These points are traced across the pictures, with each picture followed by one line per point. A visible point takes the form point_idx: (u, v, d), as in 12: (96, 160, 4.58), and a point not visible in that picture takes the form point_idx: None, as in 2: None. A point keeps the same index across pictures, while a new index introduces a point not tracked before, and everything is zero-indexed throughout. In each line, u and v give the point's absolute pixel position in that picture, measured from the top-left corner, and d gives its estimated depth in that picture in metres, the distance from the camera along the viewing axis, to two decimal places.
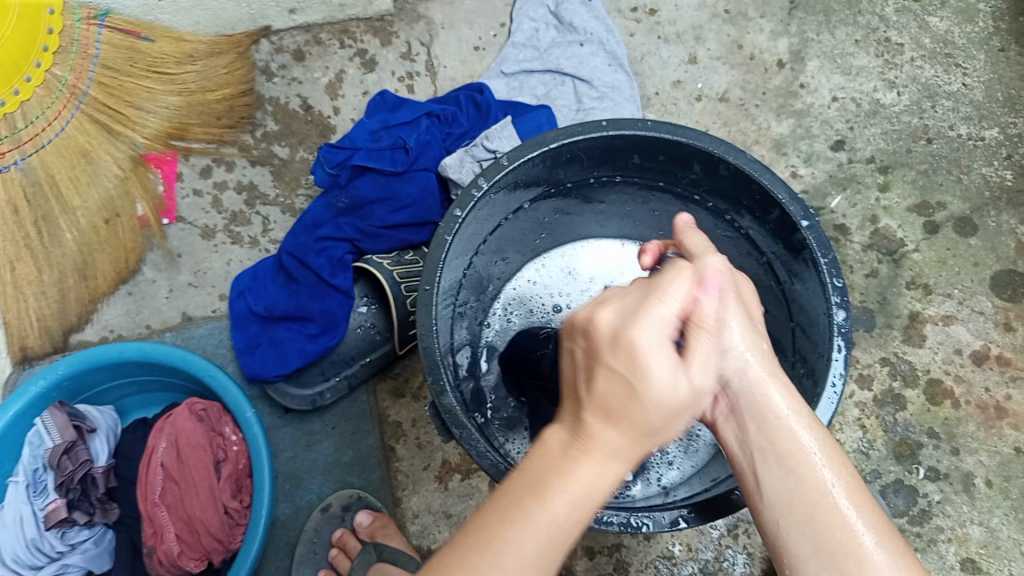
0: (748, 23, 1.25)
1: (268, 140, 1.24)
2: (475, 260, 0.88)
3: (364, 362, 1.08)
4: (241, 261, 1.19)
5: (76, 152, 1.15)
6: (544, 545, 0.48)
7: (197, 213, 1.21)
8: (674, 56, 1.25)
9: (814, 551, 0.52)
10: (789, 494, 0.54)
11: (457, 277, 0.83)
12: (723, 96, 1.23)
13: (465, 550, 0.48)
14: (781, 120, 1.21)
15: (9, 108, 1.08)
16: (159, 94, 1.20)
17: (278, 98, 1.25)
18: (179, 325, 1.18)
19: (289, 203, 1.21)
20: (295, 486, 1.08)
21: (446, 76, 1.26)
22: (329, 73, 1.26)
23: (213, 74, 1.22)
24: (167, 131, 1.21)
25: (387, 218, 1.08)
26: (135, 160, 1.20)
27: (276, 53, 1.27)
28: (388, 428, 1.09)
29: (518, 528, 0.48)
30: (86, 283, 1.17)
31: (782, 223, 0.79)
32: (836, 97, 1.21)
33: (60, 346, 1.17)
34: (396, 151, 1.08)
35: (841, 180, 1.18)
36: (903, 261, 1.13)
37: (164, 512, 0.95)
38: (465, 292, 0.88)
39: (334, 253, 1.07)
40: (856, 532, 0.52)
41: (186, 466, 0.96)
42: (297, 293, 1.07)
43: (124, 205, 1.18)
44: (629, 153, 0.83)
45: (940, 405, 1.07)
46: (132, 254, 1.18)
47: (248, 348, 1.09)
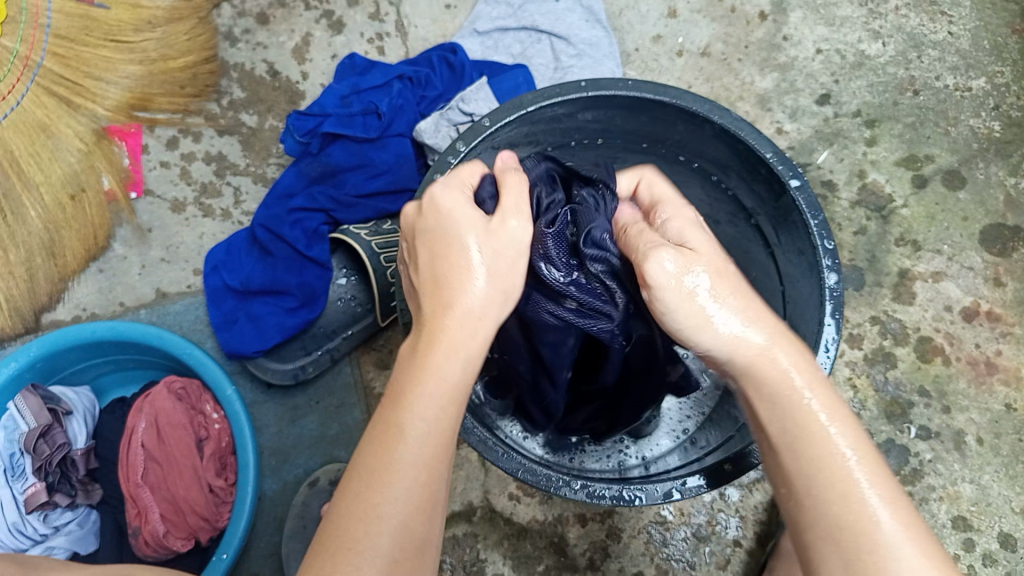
0: None
1: (235, 108, 1.19)
2: None
3: (346, 335, 1.05)
4: (214, 235, 1.15)
5: (36, 127, 1.12)
6: (425, 452, 0.50)
7: (166, 185, 1.17)
8: (653, 10, 1.21)
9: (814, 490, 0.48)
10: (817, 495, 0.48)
11: None
12: (704, 51, 1.19)
13: (355, 482, 0.50)
14: (765, 74, 1.18)
15: None
16: (118, 63, 1.16)
17: (243, 65, 1.20)
18: (153, 302, 1.14)
19: (260, 172, 1.17)
20: (281, 461, 1.06)
21: (419, 36, 1.21)
22: (295, 37, 1.21)
23: (174, 41, 1.17)
24: (129, 102, 1.16)
25: (362, 186, 1.04)
26: (97, 133, 1.15)
27: (239, 16, 1.22)
28: (373, 401, 1.07)
29: (395, 446, 0.50)
30: (55, 261, 1.12)
31: (770, 183, 0.76)
32: (820, 49, 1.18)
33: (32, 328, 1.13)
34: (367, 117, 1.04)
35: (827, 135, 1.15)
36: (892, 217, 1.11)
37: (148, 492, 0.93)
38: None
39: (309, 224, 1.04)
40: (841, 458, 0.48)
41: (167, 444, 0.94)
42: (273, 266, 1.03)
43: (89, 179, 1.13)
44: (610, 113, 0.80)
45: (931, 362, 1.06)
46: (101, 231, 1.13)
47: (225, 324, 1.06)
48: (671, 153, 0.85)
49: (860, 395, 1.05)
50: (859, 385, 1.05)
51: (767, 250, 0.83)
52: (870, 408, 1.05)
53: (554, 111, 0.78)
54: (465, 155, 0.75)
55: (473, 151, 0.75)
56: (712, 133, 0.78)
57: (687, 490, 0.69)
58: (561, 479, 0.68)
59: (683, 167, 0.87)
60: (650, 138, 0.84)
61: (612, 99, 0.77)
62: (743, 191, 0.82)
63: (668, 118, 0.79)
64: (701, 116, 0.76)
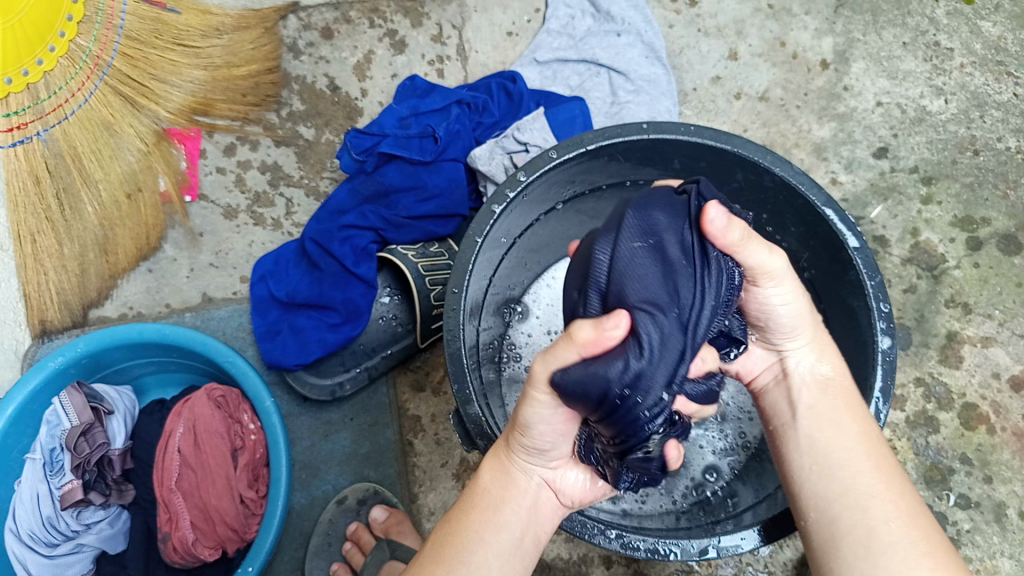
0: (792, 19, 1.21)
1: (293, 119, 1.21)
2: (505, 260, 0.84)
3: (385, 354, 1.06)
4: (264, 244, 1.17)
5: (99, 125, 1.14)
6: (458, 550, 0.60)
7: (220, 191, 1.19)
8: (714, 51, 1.21)
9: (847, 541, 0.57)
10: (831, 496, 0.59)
11: (486, 279, 0.80)
12: (763, 95, 1.19)
13: None
14: (823, 123, 1.17)
15: (31, 78, 1.11)
16: (184, 67, 1.18)
17: (305, 77, 1.22)
18: (199, 305, 1.16)
19: (313, 185, 1.18)
20: (311, 476, 1.07)
21: (479, 61, 1.23)
22: (357, 53, 1.23)
23: (239, 49, 1.19)
24: (191, 106, 1.18)
25: (413, 209, 1.05)
26: (157, 134, 1.16)
27: (304, 29, 1.23)
28: (406, 422, 1.07)
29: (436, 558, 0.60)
30: (106, 258, 1.15)
31: (827, 240, 0.75)
32: (881, 102, 1.17)
33: (79, 321, 1.15)
34: (424, 139, 1.05)
35: (882, 189, 1.14)
36: (943, 277, 1.09)
37: (180, 498, 0.93)
38: (493, 294, 0.85)
39: (357, 241, 1.04)
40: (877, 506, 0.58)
41: (202, 452, 0.95)
42: (320, 281, 1.04)
43: (146, 179, 1.16)
44: (670, 158, 0.80)
45: (974, 430, 1.04)
46: (154, 231, 1.16)
47: (268, 334, 1.07)
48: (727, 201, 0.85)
49: (899, 457, 1.03)
50: (899, 448, 1.04)
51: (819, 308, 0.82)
52: (908, 471, 1.03)
53: (613, 154, 0.78)
54: (524, 187, 0.75)
55: (533, 184, 0.76)
56: (771, 185, 0.77)
57: (723, 548, 0.68)
58: (597, 526, 0.68)
59: None
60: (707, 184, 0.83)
61: (674, 145, 0.77)
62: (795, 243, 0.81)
63: (728, 167, 0.79)
64: (761, 168, 0.75)
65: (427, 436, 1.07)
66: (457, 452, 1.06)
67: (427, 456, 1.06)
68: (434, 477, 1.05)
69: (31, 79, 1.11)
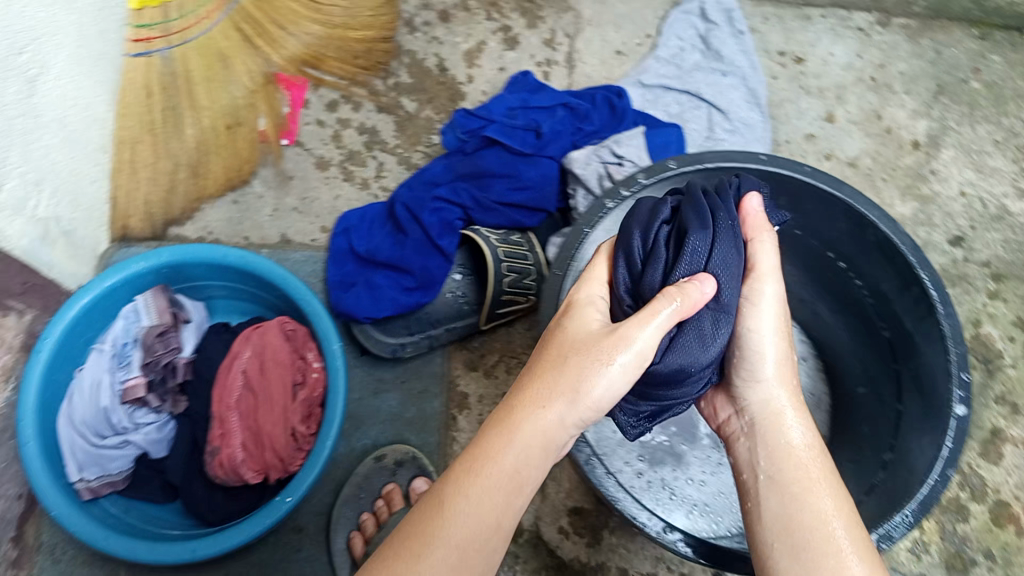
0: (891, 96, 1.25)
1: (399, 90, 1.24)
2: None
3: (449, 327, 1.08)
4: (348, 200, 1.19)
5: (215, 55, 1.19)
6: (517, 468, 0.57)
7: (316, 142, 1.21)
8: (811, 109, 1.24)
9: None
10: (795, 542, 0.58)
11: None
12: (852, 162, 1.22)
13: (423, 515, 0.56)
14: (905, 201, 1.20)
15: None
16: (304, 21, 1.23)
17: (416, 53, 1.26)
18: (276, 245, 1.17)
19: (406, 155, 1.21)
20: (353, 429, 1.09)
21: (585, 72, 1.26)
22: (470, 41, 1.27)
23: (359, 14, 1.24)
24: (304, 58, 1.23)
25: (504, 195, 1.08)
26: (266, 78, 1.21)
27: (423, 9, 1.28)
28: (454, 397, 1.09)
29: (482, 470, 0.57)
30: (196, 180, 1.17)
31: (919, 302, 0.78)
32: (964, 192, 1.20)
33: (158, 235, 1.17)
34: (527, 133, 1.10)
35: (952, 276, 1.16)
36: (997, 372, 1.12)
37: (236, 417, 0.96)
38: None
39: (446, 215, 1.08)
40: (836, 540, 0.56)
41: (265, 380, 0.97)
42: (403, 245, 1.07)
43: (247, 116, 1.20)
44: (779, 192, 0.83)
45: (1003, 528, 1.05)
46: (246, 165, 1.19)
47: (341, 285, 1.09)
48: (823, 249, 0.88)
49: (925, 537, 1.05)
50: (926, 529, 1.05)
51: (894, 364, 0.84)
52: (931, 554, 1.05)
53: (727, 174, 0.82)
54: (641, 189, 0.79)
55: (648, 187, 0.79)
56: (872, 239, 0.80)
57: None
58: None
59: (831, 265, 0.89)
60: (807, 228, 0.87)
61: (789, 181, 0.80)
62: (883, 301, 0.84)
63: (835, 213, 0.81)
64: (869, 222, 0.78)
65: (471, 415, 1.09)
66: None
67: (468, 434, 1.08)
68: None
69: None
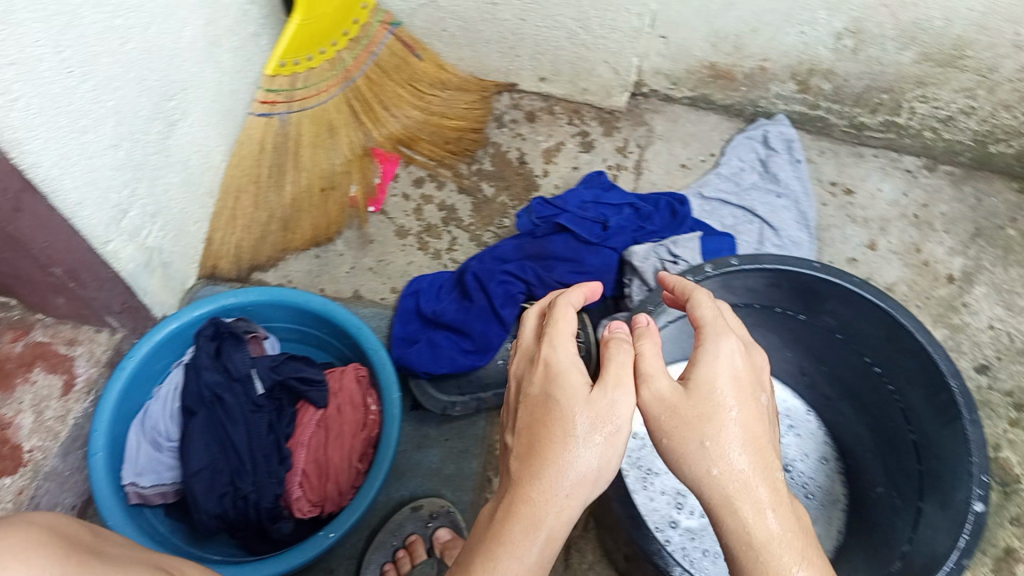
0: (932, 232, 1.35)
1: (480, 176, 1.38)
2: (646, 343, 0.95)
3: (497, 392, 1.16)
4: (419, 266, 1.30)
5: (324, 125, 1.31)
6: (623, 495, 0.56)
7: (398, 212, 1.34)
8: (855, 236, 1.34)
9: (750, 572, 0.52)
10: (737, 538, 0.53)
11: None
12: (889, 287, 1.30)
13: None
14: (936, 327, 1.27)
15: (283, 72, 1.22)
16: (406, 105, 1.38)
17: (500, 146, 1.41)
18: (347, 299, 1.27)
19: (478, 233, 1.32)
20: (393, 478, 1.15)
21: (650, 179, 1.38)
22: (551, 141, 1.41)
23: (455, 106, 1.40)
24: (399, 137, 1.38)
25: (567, 276, 1.18)
26: (364, 151, 1.36)
27: (513, 108, 1.44)
28: (493, 460, 1.16)
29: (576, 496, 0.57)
30: (285, 233, 1.30)
31: (946, 407, 0.84)
32: (993, 326, 1.28)
33: (242, 278, 1.29)
34: (595, 224, 1.22)
35: (977, 401, 1.22)
36: (1014, 495, 1.15)
37: (303, 451, 1.02)
38: None
39: (511, 287, 1.17)
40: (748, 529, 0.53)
41: (339, 417, 1.04)
42: (467, 310, 1.16)
43: (342, 182, 1.33)
44: (818, 296, 0.93)
45: None
46: (333, 225, 1.32)
47: (404, 340, 1.18)
48: (860, 352, 0.95)
49: None
50: None
51: (909, 437, 0.91)
52: None
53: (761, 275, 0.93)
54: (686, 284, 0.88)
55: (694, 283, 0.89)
56: (908, 343, 0.87)
57: None
58: None
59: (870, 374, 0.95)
60: (849, 333, 0.95)
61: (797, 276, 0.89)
62: (916, 410, 0.89)
63: (878, 322, 0.89)
64: (905, 329, 0.86)
65: None
66: None
67: None
68: None
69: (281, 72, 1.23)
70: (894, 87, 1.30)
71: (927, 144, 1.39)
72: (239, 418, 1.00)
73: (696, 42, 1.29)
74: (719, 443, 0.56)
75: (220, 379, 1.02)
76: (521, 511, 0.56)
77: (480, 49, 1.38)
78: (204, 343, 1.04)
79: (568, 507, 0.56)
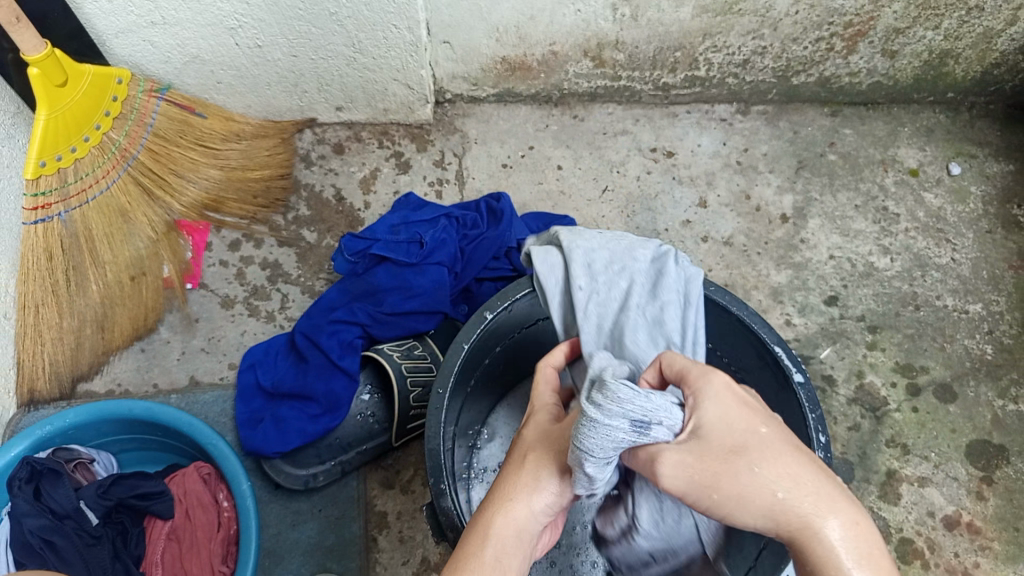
0: (757, 176, 1.36)
1: (298, 223, 1.31)
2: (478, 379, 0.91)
3: (359, 450, 1.10)
4: (255, 333, 1.23)
5: (115, 212, 1.22)
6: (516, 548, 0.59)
7: (220, 282, 1.27)
8: (686, 197, 1.34)
9: (741, 510, 0.53)
10: (747, 507, 0.53)
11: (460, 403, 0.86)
12: (727, 240, 1.31)
13: None
14: (780, 270, 1.29)
15: (47, 170, 1.14)
16: (201, 166, 1.29)
17: (313, 186, 1.34)
18: (185, 388, 1.19)
19: (309, 285, 1.26)
20: (274, 563, 1.07)
21: (474, 187, 1.34)
22: (364, 169, 1.35)
23: (255, 155, 1.33)
24: (203, 202, 1.29)
25: (398, 305, 1.13)
26: (168, 225, 1.27)
27: (318, 143, 1.38)
28: (373, 518, 1.11)
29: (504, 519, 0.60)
30: (102, 333, 1.20)
31: (778, 377, 0.84)
32: (833, 255, 1.30)
33: (66, 393, 1.19)
34: (411, 245, 1.15)
35: (832, 334, 1.24)
36: (885, 418, 1.18)
37: (159, 568, 0.97)
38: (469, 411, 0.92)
39: (344, 336, 1.11)
40: (765, 483, 0.53)
41: (189, 524, 0.99)
42: (304, 373, 1.10)
43: (151, 265, 1.24)
44: None
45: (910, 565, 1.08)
46: (152, 314, 1.22)
47: (250, 421, 1.12)
48: None
49: None
50: None
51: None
52: None
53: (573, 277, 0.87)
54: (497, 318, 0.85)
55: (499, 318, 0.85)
56: (729, 321, 0.87)
57: None
58: None
59: None
60: None
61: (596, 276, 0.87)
62: (752, 380, 0.90)
63: None
64: (721, 307, 0.86)
65: (392, 532, 1.10)
66: (419, 551, 1.09)
67: (390, 553, 1.09)
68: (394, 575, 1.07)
69: (46, 171, 1.14)
70: (684, 44, 1.29)
71: (734, 90, 1.39)
72: (77, 559, 0.90)
73: (479, 41, 1.27)
74: (697, 376, 0.60)
75: (46, 522, 0.91)
76: (497, 519, 0.60)
77: (264, 93, 1.32)
78: (20, 488, 0.91)
79: (528, 522, 0.60)
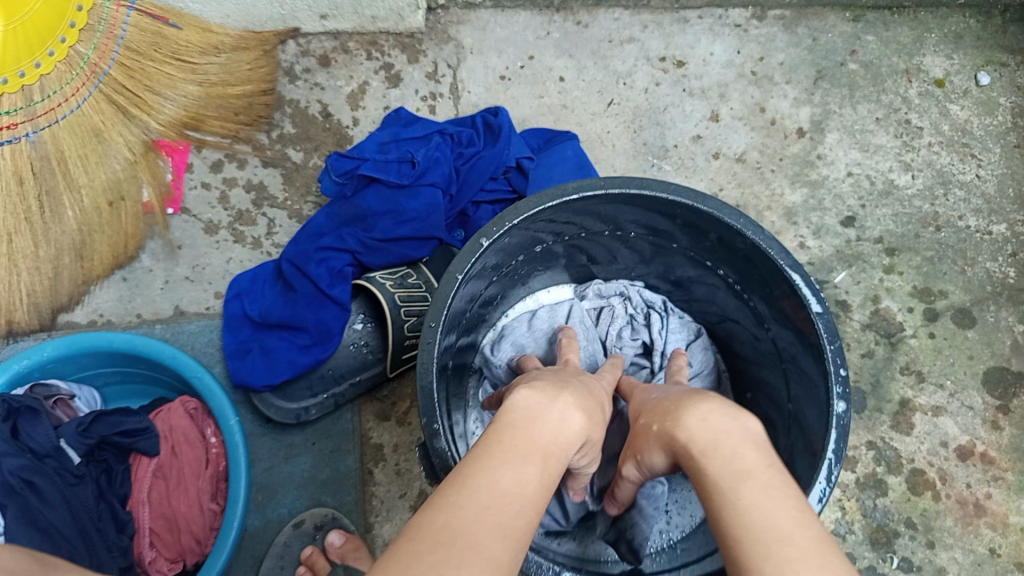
0: (772, 87, 1.27)
1: (283, 142, 1.24)
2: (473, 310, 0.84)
3: (352, 381, 1.06)
4: (241, 262, 1.18)
5: (88, 131, 1.14)
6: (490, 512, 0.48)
7: (203, 207, 1.21)
8: (696, 110, 1.26)
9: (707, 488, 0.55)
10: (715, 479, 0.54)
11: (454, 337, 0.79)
12: (740, 157, 1.23)
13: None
14: (795, 188, 1.22)
15: (10, 87, 1.05)
16: (179, 82, 1.20)
17: (298, 102, 1.26)
18: (170, 318, 1.16)
19: (296, 209, 1.20)
20: (267, 498, 1.06)
21: (470, 102, 1.26)
22: (352, 83, 1.27)
23: (236, 69, 1.23)
24: (182, 120, 1.21)
25: (390, 231, 1.07)
26: (146, 145, 1.19)
27: (302, 55, 1.28)
28: (368, 451, 1.08)
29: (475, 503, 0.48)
30: (82, 263, 1.15)
31: (794, 306, 0.78)
32: (851, 172, 1.23)
33: (47, 325, 1.15)
34: (402, 165, 1.08)
35: (847, 257, 1.18)
36: (900, 345, 1.13)
37: (147, 508, 0.94)
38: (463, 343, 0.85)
39: (334, 263, 1.06)
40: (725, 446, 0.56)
41: (176, 461, 0.96)
42: (293, 302, 1.05)
43: (129, 189, 1.17)
44: (647, 212, 0.84)
45: (920, 495, 1.07)
46: (132, 240, 1.17)
47: (237, 352, 1.07)
48: (700, 259, 0.89)
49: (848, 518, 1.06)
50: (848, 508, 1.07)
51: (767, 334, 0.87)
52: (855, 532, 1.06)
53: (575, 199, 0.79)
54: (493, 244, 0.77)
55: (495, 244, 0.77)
56: (742, 246, 0.80)
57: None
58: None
59: (709, 273, 0.90)
60: (679, 239, 0.87)
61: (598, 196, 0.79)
62: (765, 308, 0.85)
63: (702, 226, 0.82)
64: (734, 229, 0.79)
65: (387, 466, 1.08)
66: (416, 484, 1.07)
67: (386, 486, 1.07)
68: (391, 508, 1.06)
69: (8, 88, 1.05)
70: None
71: None
72: (59, 498, 0.87)
73: None
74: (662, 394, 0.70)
75: (25, 461, 0.87)
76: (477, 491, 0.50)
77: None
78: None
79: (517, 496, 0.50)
